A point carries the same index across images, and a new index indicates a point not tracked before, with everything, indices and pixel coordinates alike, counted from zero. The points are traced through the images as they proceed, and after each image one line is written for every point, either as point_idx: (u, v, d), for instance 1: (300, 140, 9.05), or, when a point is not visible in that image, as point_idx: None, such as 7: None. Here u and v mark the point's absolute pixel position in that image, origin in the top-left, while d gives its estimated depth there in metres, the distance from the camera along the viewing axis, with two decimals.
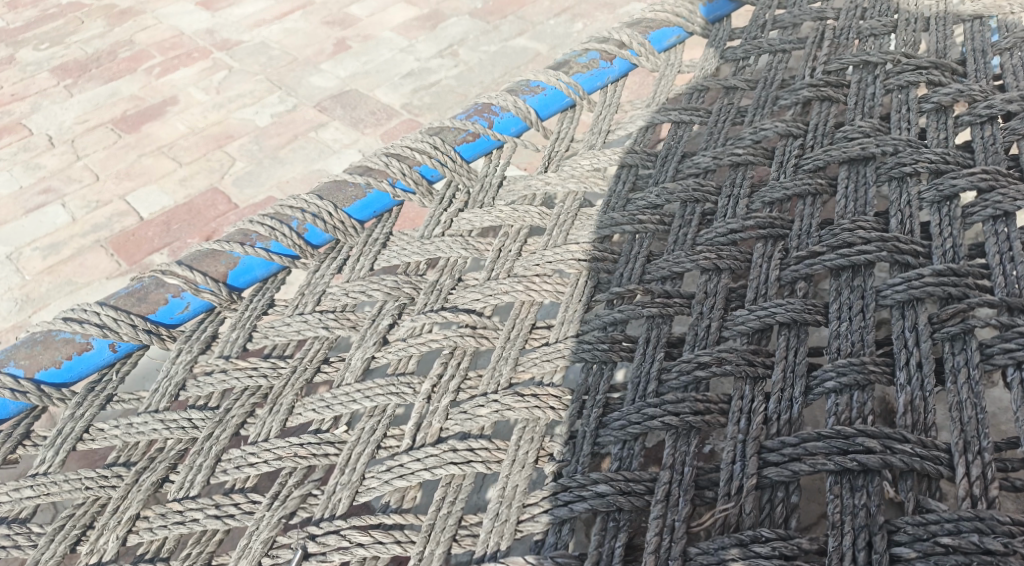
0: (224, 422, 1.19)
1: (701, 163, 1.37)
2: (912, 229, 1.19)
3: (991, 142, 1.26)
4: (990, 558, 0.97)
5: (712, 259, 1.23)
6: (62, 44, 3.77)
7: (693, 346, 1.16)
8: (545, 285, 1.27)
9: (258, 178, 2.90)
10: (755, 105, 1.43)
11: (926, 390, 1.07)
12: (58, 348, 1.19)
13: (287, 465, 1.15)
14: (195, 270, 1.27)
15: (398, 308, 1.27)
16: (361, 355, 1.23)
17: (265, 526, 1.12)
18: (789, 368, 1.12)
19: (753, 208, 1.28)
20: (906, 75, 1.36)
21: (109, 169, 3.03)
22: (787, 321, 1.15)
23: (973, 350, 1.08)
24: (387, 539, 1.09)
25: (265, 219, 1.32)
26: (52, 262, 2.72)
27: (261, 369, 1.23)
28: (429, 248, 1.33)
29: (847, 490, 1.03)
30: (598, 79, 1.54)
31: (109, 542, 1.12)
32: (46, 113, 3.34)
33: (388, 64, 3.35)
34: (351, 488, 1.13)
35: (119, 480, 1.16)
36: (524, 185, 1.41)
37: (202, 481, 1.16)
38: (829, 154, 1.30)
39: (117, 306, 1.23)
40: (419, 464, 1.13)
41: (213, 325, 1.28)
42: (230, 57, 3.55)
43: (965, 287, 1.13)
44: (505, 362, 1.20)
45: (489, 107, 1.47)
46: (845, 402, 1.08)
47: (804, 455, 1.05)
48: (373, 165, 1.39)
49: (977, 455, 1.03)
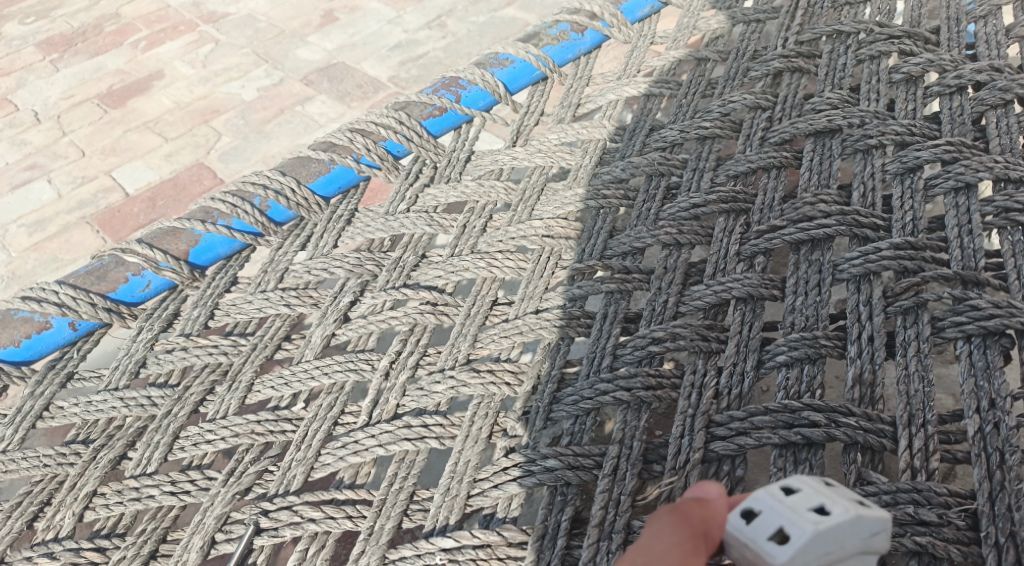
0: (182, 399, 1.20)
1: (668, 136, 1.36)
2: (874, 202, 1.19)
3: (958, 113, 1.25)
4: (925, 529, 0.98)
5: (673, 234, 1.23)
6: (49, 18, 3.75)
7: (649, 321, 1.17)
8: (507, 261, 1.27)
9: (244, 153, 2.90)
10: (726, 76, 1.43)
11: (875, 363, 1.07)
12: (16, 327, 1.22)
13: (244, 441, 1.17)
14: (155, 248, 1.29)
15: (360, 285, 1.28)
16: (321, 332, 1.24)
17: (219, 502, 1.13)
18: (742, 343, 1.12)
19: (717, 181, 1.28)
20: (878, 45, 1.35)
21: (95, 144, 3.02)
22: (743, 296, 1.15)
23: (925, 323, 1.09)
24: (338, 514, 1.11)
25: (226, 197, 1.33)
26: (39, 239, 2.73)
27: (221, 346, 1.24)
28: (393, 224, 1.33)
29: (791, 463, 1.04)
30: (569, 52, 1.55)
31: (65, 518, 1.14)
32: (32, 88, 3.33)
33: (375, 36, 3.33)
34: (306, 464, 1.14)
35: (77, 457, 1.18)
36: (491, 159, 1.41)
37: (160, 458, 1.17)
38: (796, 126, 1.29)
39: (76, 285, 1.26)
40: (373, 440, 1.14)
41: (176, 303, 1.29)
42: (218, 29, 3.54)
43: (921, 260, 1.12)
44: (464, 338, 1.21)
45: (456, 81, 1.48)
46: (795, 376, 1.09)
47: (750, 429, 1.06)
48: (337, 140, 1.40)
49: (921, 428, 1.03)
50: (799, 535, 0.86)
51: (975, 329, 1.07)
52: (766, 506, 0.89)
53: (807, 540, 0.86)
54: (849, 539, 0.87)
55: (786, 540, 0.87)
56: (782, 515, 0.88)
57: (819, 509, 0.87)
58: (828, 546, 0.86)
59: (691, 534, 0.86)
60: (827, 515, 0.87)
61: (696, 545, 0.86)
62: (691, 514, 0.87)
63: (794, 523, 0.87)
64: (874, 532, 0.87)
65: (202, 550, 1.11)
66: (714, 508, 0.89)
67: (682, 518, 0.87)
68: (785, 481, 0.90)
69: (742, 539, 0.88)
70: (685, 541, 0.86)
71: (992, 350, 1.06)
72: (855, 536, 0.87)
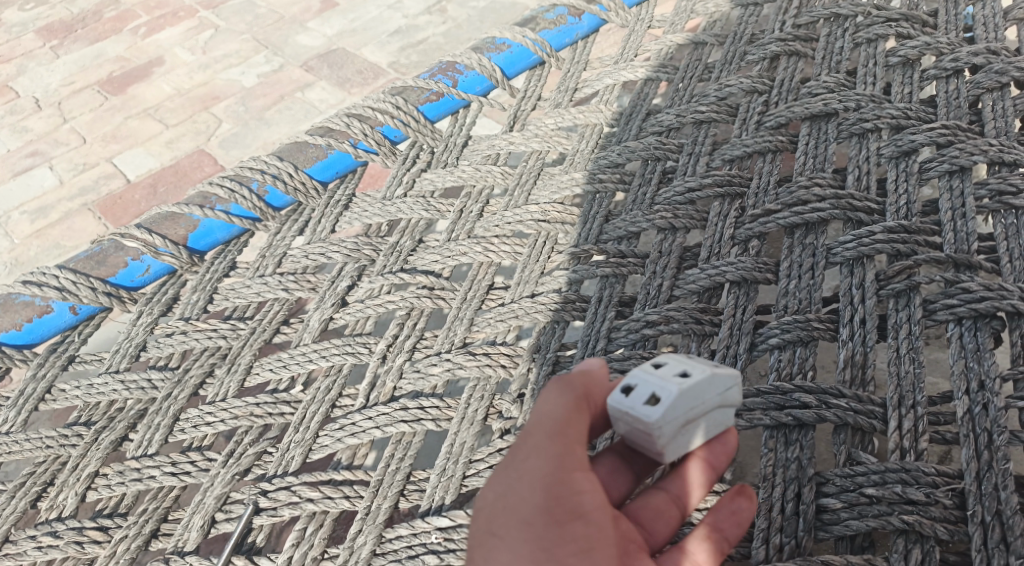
0: (182, 382, 1.21)
1: (664, 121, 1.37)
2: (868, 185, 1.20)
3: (954, 96, 1.26)
4: (912, 508, 0.99)
5: (668, 218, 1.24)
6: (49, 4, 3.75)
7: (644, 305, 1.18)
8: (503, 245, 1.28)
9: (245, 140, 2.91)
10: (723, 61, 1.43)
11: (867, 345, 1.08)
12: (17, 311, 1.23)
13: (243, 423, 1.18)
14: (154, 233, 1.30)
15: (357, 270, 1.29)
16: (319, 316, 1.25)
17: (219, 483, 1.14)
18: (735, 326, 1.13)
19: (713, 166, 1.29)
20: (876, 28, 1.35)
21: (96, 131, 3.03)
22: (736, 280, 1.16)
23: (917, 306, 1.09)
24: (336, 494, 1.12)
25: (225, 182, 1.34)
26: (41, 225, 2.74)
27: (220, 330, 1.25)
28: (390, 209, 1.34)
29: (782, 444, 1.06)
30: (567, 36, 1.56)
31: (68, 498, 1.16)
32: (33, 75, 3.33)
33: (375, 21, 3.33)
34: (305, 446, 1.16)
35: (78, 439, 1.19)
36: (488, 145, 1.42)
37: (160, 440, 1.18)
38: (792, 110, 1.30)
39: (76, 270, 1.27)
40: (370, 422, 1.16)
41: (175, 287, 1.30)
42: (218, 15, 3.54)
43: (915, 244, 1.13)
44: (460, 322, 1.22)
45: (454, 66, 1.49)
46: (787, 358, 1.10)
47: (742, 411, 1.07)
48: (334, 126, 1.41)
49: (911, 409, 1.04)
50: (667, 395, 0.92)
51: (967, 311, 1.07)
52: (640, 379, 0.94)
53: (674, 399, 0.92)
54: (709, 395, 0.94)
55: (657, 402, 0.92)
56: (653, 383, 0.93)
57: (682, 374, 0.94)
58: (691, 403, 0.93)
59: (572, 398, 0.92)
60: (689, 377, 0.93)
61: (578, 407, 0.92)
62: (571, 380, 0.93)
63: (662, 386, 0.93)
64: (729, 388, 0.95)
65: (202, 529, 1.13)
66: (595, 379, 0.95)
67: (564, 387, 0.93)
68: (655, 358, 0.96)
69: (623, 408, 0.93)
70: (567, 404, 0.92)
71: (982, 332, 1.07)
72: (713, 392, 0.94)
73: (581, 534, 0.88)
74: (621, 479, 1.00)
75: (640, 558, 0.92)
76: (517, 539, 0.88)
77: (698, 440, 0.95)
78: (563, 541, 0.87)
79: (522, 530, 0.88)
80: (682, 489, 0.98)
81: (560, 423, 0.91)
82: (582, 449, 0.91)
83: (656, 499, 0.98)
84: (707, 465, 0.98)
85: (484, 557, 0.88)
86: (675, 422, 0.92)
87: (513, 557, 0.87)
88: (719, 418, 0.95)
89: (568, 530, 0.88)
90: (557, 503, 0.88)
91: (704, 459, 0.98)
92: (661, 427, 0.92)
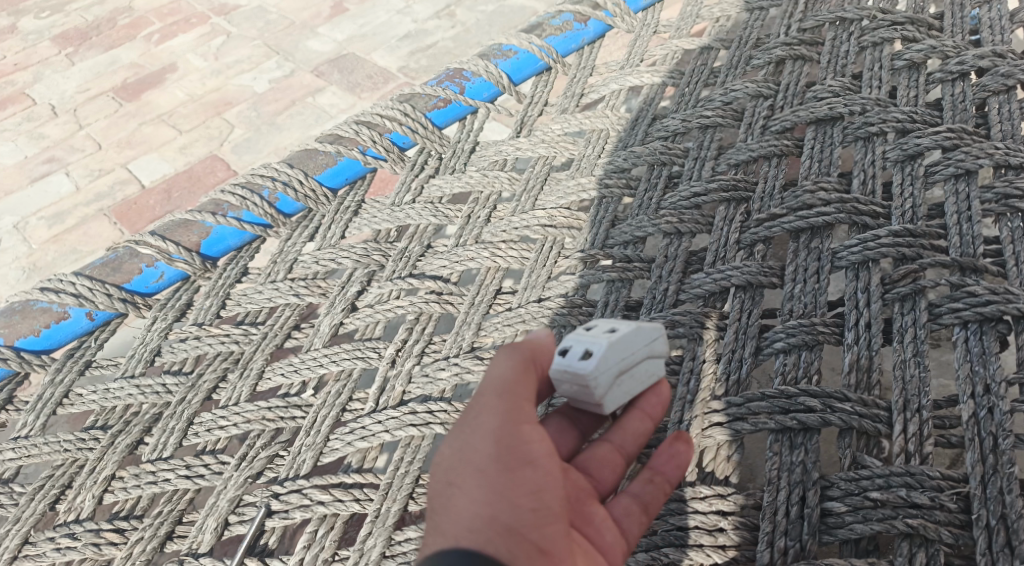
0: (196, 386, 1.23)
1: (670, 125, 1.38)
2: (874, 189, 1.20)
3: (960, 99, 1.26)
4: (916, 511, 1.00)
5: (674, 223, 1.25)
6: (63, 12, 3.79)
7: (650, 309, 1.19)
8: (510, 251, 1.29)
9: (257, 145, 2.93)
10: (728, 65, 1.44)
11: (872, 349, 1.09)
12: (35, 317, 1.25)
13: (255, 427, 1.19)
14: (167, 239, 1.32)
15: (367, 275, 1.30)
16: (329, 321, 1.27)
17: (232, 485, 1.16)
18: (741, 330, 1.14)
19: (719, 170, 1.30)
20: (881, 32, 1.36)
21: (110, 137, 3.06)
22: (742, 284, 1.17)
23: (922, 309, 1.10)
24: (346, 497, 1.13)
25: (236, 189, 1.37)
26: (57, 230, 2.76)
27: (232, 335, 1.27)
28: (399, 216, 1.36)
29: (787, 448, 1.06)
30: (573, 42, 1.57)
31: (86, 501, 1.17)
32: (48, 82, 3.36)
33: (385, 26, 3.35)
34: (315, 450, 1.17)
35: (96, 442, 1.21)
36: (495, 150, 1.44)
37: (175, 443, 1.20)
38: (797, 114, 1.31)
39: (92, 276, 1.29)
40: (379, 426, 1.17)
41: (189, 293, 1.32)
42: (229, 22, 3.56)
43: (920, 248, 1.14)
44: (468, 327, 1.23)
45: (460, 73, 1.50)
46: (792, 362, 1.10)
47: (747, 415, 1.08)
48: (343, 133, 1.42)
49: (916, 412, 1.05)
50: (598, 348, 0.99)
51: (972, 315, 1.08)
52: (573, 339, 1.01)
53: (606, 350, 0.98)
54: (636, 346, 1.01)
55: (591, 355, 0.99)
56: (584, 340, 1.00)
57: (610, 330, 1.01)
58: (621, 354, 1.00)
59: (518, 358, 0.97)
60: (616, 331, 1.00)
61: (527, 367, 0.97)
62: (518, 345, 0.98)
63: (593, 341, 1.00)
64: (654, 339, 1.02)
65: (215, 531, 1.14)
66: (543, 345, 0.99)
67: (513, 350, 0.97)
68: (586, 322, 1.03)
69: (560, 367, 0.99)
70: (514, 364, 0.96)
71: (988, 336, 1.07)
72: (641, 343, 1.01)
73: (533, 479, 0.91)
74: (567, 437, 1.07)
75: (588, 503, 1.01)
76: (472, 486, 0.90)
77: (632, 390, 1.02)
78: (517, 486, 0.90)
79: (477, 478, 0.91)
80: (623, 440, 1.06)
81: (510, 382, 0.95)
82: (531, 405, 0.95)
83: (603, 451, 1.05)
84: (645, 414, 1.06)
85: (441, 505, 0.91)
86: (608, 372, 0.99)
87: (470, 504, 0.90)
88: (648, 368, 1.02)
89: (520, 476, 0.91)
90: (509, 452, 0.92)
91: (640, 410, 1.06)
92: (597, 378, 0.98)
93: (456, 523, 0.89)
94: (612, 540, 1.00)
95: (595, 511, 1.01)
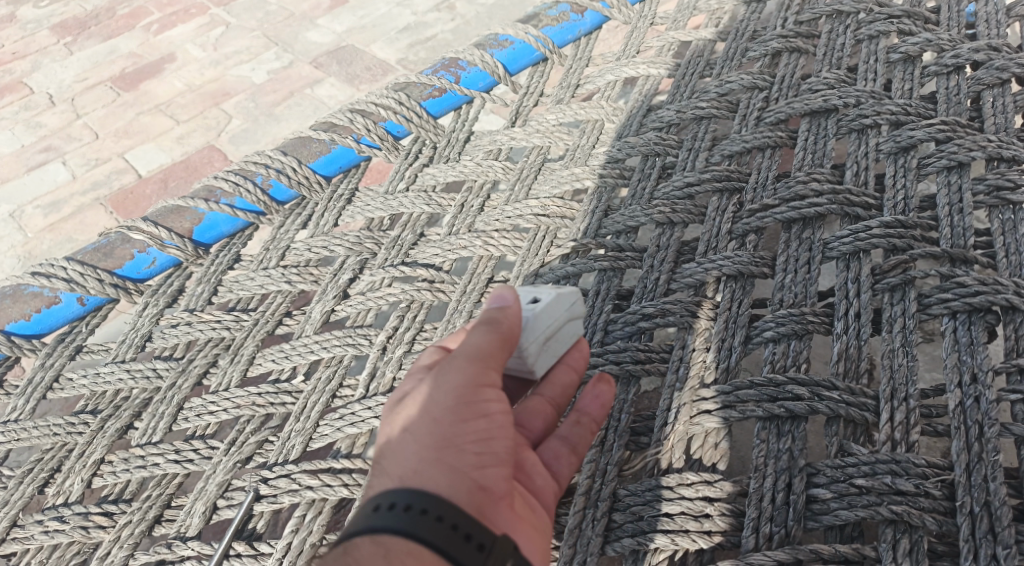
0: (186, 371, 1.23)
1: (664, 117, 1.38)
2: (866, 181, 1.21)
3: (955, 92, 1.26)
4: (901, 498, 1.00)
5: (666, 213, 1.25)
6: (63, 2, 3.79)
7: (641, 298, 1.20)
8: (503, 239, 1.30)
9: (254, 136, 2.93)
10: (724, 57, 1.44)
11: (861, 339, 1.09)
12: (26, 301, 1.26)
13: (245, 413, 1.20)
14: (160, 225, 1.32)
15: (359, 263, 1.30)
16: (320, 308, 1.27)
17: (221, 470, 1.16)
18: (731, 319, 1.14)
19: (712, 161, 1.30)
20: (877, 24, 1.36)
21: (108, 127, 3.06)
22: (733, 274, 1.17)
23: (911, 300, 1.10)
24: (334, 482, 1.13)
25: (229, 176, 1.36)
26: (54, 219, 2.77)
27: (224, 321, 1.27)
28: (392, 204, 1.36)
29: (774, 435, 1.07)
30: (569, 33, 1.56)
31: (74, 484, 1.18)
32: (47, 71, 3.37)
33: (385, 19, 3.35)
34: (305, 435, 1.17)
35: (85, 427, 1.21)
36: (489, 140, 1.44)
37: (165, 428, 1.20)
38: (791, 106, 1.30)
39: (84, 261, 1.29)
40: (370, 412, 1.17)
41: (180, 279, 1.32)
42: (228, 13, 3.56)
43: (911, 239, 1.14)
44: (460, 314, 1.23)
45: (456, 62, 1.50)
46: (782, 350, 1.11)
47: (735, 403, 1.09)
48: (337, 122, 1.43)
49: (903, 401, 1.05)
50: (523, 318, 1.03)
51: (960, 305, 1.08)
52: None
53: (530, 319, 1.02)
54: (558, 312, 1.05)
55: None
56: None
57: (533, 301, 1.05)
58: (546, 321, 1.03)
59: (497, 334, 0.96)
60: (538, 300, 1.04)
61: (502, 339, 0.96)
62: (497, 319, 0.97)
63: None
64: (572, 303, 1.06)
65: (203, 515, 1.15)
66: (511, 316, 0.97)
67: (490, 322, 0.96)
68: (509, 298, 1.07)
69: None
70: (491, 336, 0.95)
71: (976, 326, 1.08)
72: (561, 309, 1.05)
73: (482, 429, 0.91)
74: None
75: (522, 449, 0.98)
76: (420, 432, 0.91)
77: (558, 353, 1.05)
78: (465, 433, 0.91)
79: (429, 426, 0.91)
80: (554, 393, 1.04)
81: (485, 352, 0.94)
82: (497, 373, 0.94)
83: (533, 403, 1.04)
84: (570, 368, 1.06)
85: (390, 449, 0.92)
86: (535, 339, 1.02)
87: (415, 448, 0.91)
88: (570, 331, 1.06)
89: (468, 429, 0.91)
90: (463, 405, 0.92)
91: (565, 363, 1.06)
92: (524, 345, 1.02)
93: (400, 464, 0.91)
94: (543, 483, 0.97)
95: (527, 456, 0.97)
